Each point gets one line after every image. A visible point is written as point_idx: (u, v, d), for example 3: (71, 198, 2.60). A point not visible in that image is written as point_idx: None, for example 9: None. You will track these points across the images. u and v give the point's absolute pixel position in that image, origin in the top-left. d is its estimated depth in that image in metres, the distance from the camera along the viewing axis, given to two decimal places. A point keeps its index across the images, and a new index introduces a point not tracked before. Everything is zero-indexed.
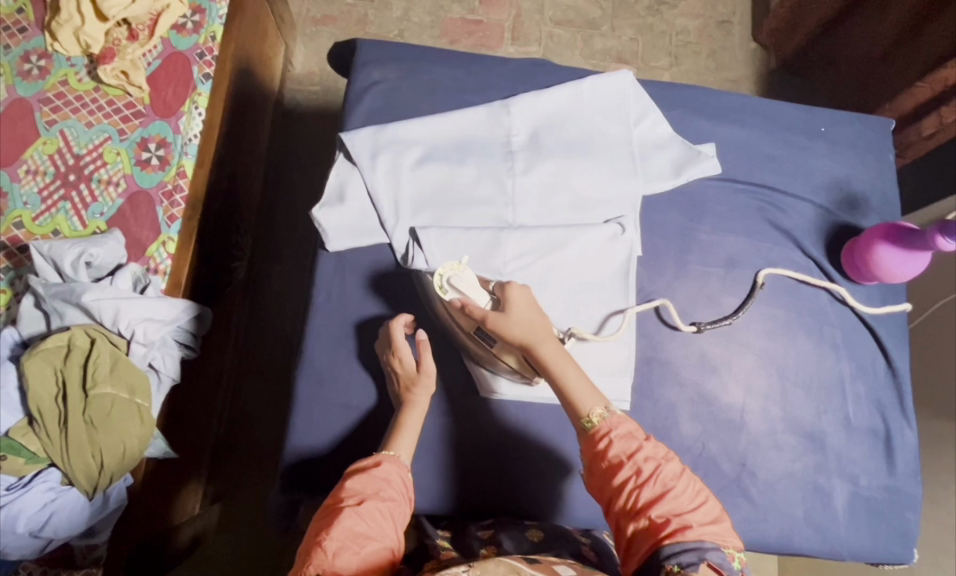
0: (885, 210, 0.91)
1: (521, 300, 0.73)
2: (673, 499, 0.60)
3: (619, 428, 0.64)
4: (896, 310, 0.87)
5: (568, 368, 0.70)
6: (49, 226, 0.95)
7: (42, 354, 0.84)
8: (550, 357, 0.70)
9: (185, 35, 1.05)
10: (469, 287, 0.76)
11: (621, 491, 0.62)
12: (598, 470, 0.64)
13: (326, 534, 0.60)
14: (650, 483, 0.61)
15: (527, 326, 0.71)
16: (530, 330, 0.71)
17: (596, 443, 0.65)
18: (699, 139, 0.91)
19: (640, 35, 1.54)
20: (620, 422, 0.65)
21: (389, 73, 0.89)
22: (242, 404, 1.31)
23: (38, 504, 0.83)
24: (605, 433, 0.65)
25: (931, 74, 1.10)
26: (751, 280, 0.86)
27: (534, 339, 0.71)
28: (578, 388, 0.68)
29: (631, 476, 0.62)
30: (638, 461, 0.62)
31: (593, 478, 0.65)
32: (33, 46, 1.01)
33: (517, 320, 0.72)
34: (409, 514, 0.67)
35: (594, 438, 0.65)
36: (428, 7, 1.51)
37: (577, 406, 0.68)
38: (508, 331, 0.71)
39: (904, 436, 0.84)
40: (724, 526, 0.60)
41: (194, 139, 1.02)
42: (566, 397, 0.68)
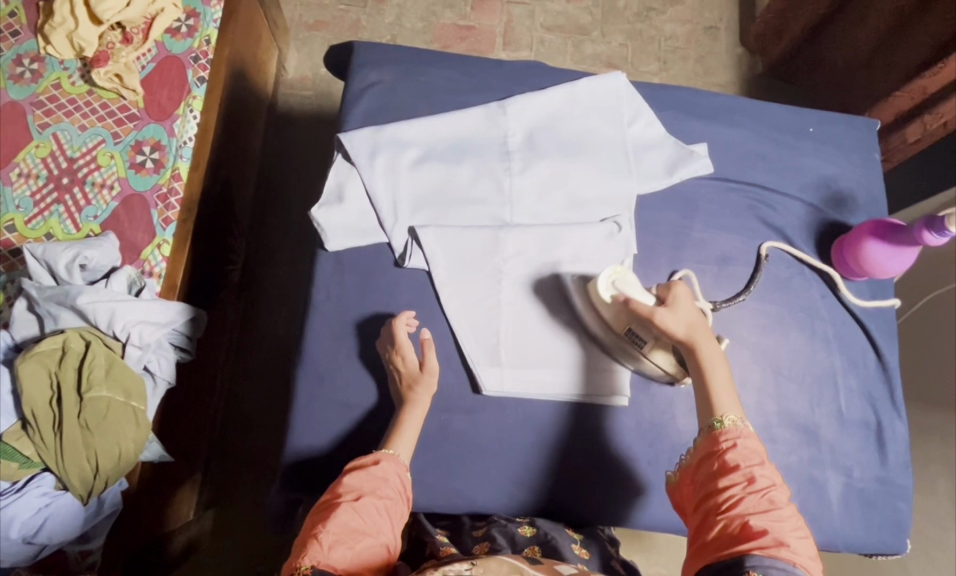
0: (871, 207, 0.93)
1: (684, 297, 0.75)
2: (777, 517, 0.59)
3: (748, 439, 0.64)
4: (885, 305, 0.89)
5: (718, 366, 0.70)
6: (42, 229, 0.95)
7: (37, 357, 0.84)
8: (707, 355, 0.71)
9: (180, 39, 1.05)
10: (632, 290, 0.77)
11: (724, 493, 0.62)
12: (709, 468, 0.64)
13: (322, 527, 0.60)
14: (759, 495, 0.61)
15: (690, 324, 0.73)
16: (693, 325, 0.73)
17: (718, 442, 0.65)
18: (691, 139, 0.92)
19: (629, 40, 1.56)
20: (749, 435, 0.65)
21: (385, 75, 0.90)
22: (238, 407, 1.31)
23: (32, 509, 0.82)
24: (731, 435, 0.65)
25: (909, 83, 1.14)
26: (755, 255, 0.89)
27: (694, 337, 0.72)
28: (722, 389, 0.69)
29: (740, 483, 0.61)
30: (754, 471, 0.62)
31: (699, 474, 0.65)
32: (26, 50, 1.01)
33: (684, 316, 0.73)
34: (404, 513, 0.67)
35: (719, 438, 0.65)
36: (420, 13, 1.52)
37: (712, 403, 0.68)
38: (672, 325, 0.73)
39: (895, 428, 0.86)
40: (814, 562, 0.58)
41: (188, 142, 1.02)
42: (706, 390, 0.69)
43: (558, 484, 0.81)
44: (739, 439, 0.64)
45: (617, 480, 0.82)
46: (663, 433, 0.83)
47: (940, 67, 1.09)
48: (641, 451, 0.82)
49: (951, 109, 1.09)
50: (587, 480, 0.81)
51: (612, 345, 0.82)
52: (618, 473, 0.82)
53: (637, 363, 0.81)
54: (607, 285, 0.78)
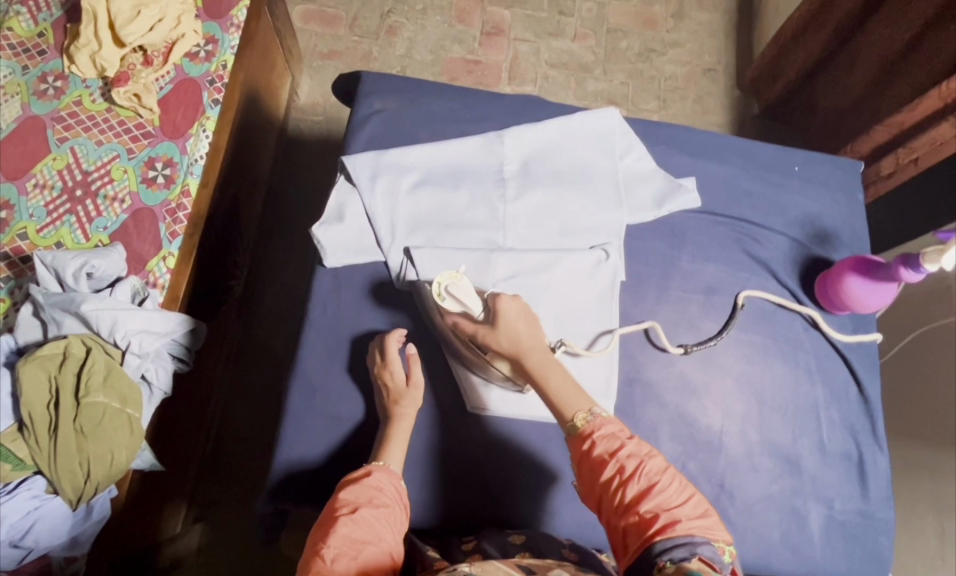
0: (855, 244, 0.96)
1: (511, 310, 0.75)
2: (659, 493, 0.62)
3: (602, 427, 0.67)
4: (868, 340, 0.91)
5: (552, 372, 0.72)
6: (53, 238, 0.98)
7: (38, 361, 0.86)
8: (534, 367, 0.73)
9: (198, 63, 1.11)
10: (466, 297, 0.78)
11: (607, 489, 0.64)
12: (585, 470, 0.66)
13: (324, 543, 0.61)
14: (635, 481, 0.63)
15: (510, 334, 0.74)
16: (518, 339, 0.74)
17: (581, 442, 0.67)
18: (681, 174, 0.96)
19: (630, 79, 1.62)
20: (604, 423, 0.68)
21: (390, 103, 0.95)
22: (230, 421, 1.32)
23: (21, 511, 0.83)
24: (589, 433, 0.67)
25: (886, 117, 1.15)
26: (733, 303, 0.91)
27: (519, 349, 0.74)
28: (564, 394, 0.71)
29: (615, 473, 0.64)
30: (621, 457, 0.64)
31: (582, 479, 0.67)
32: (51, 68, 1.06)
33: (507, 333, 0.74)
34: (403, 520, 0.69)
35: (580, 439, 0.67)
36: (430, 46, 1.59)
37: (562, 411, 0.70)
38: (494, 340, 0.74)
39: (876, 461, 0.86)
40: (712, 519, 0.62)
41: (199, 160, 1.07)
42: (551, 400, 0.71)
43: (540, 502, 0.82)
44: (596, 433, 0.67)
45: None
46: None
47: (915, 104, 1.10)
48: None
49: (923, 145, 1.10)
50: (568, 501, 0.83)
51: (457, 352, 0.83)
52: None
53: (484, 373, 0.82)
54: (441, 291, 0.79)
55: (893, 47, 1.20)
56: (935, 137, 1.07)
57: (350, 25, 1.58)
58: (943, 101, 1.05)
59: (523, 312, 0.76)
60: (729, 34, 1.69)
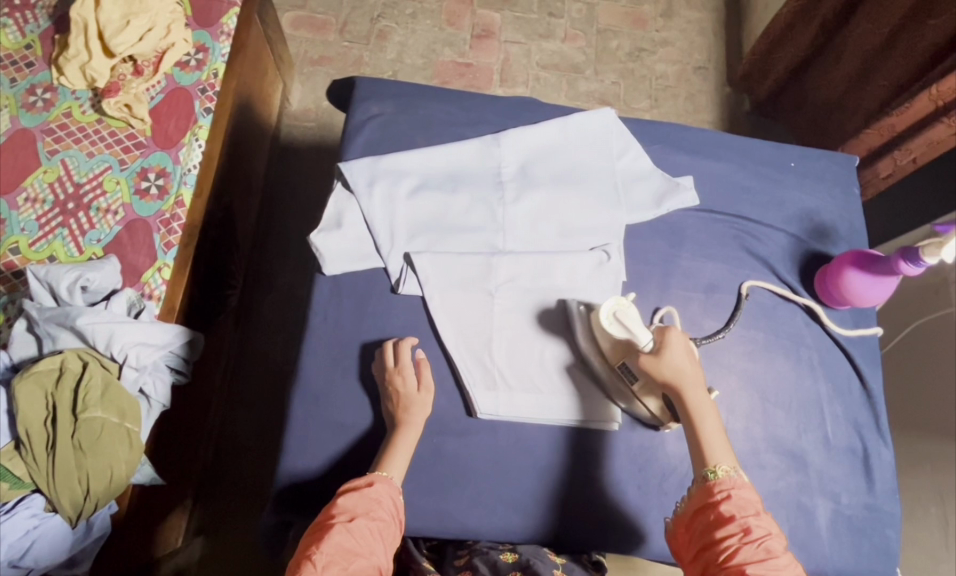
0: (852, 238, 0.97)
1: (678, 343, 0.75)
2: (772, 565, 0.62)
3: (741, 491, 0.67)
4: (869, 333, 0.91)
5: (708, 416, 0.72)
6: (46, 252, 0.97)
7: (33, 377, 0.84)
8: (692, 404, 0.73)
9: (188, 72, 1.10)
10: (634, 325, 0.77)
11: (721, 542, 0.65)
12: (705, 517, 0.67)
13: (316, 548, 0.63)
14: (754, 545, 0.64)
15: (679, 368, 0.74)
16: (681, 373, 0.74)
17: (712, 494, 0.68)
18: (678, 172, 0.96)
19: (622, 79, 1.63)
20: (743, 486, 0.68)
21: (386, 108, 0.95)
22: (230, 432, 1.30)
23: (21, 530, 0.81)
24: (726, 487, 0.68)
25: (878, 121, 1.16)
26: (737, 292, 0.91)
27: (682, 384, 0.73)
28: (714, 439, 0.71)
29: (737, 532, 0.64)
30: (749, 521, 0.65)
31: (695, 524, 0.68)
32: (39, 80, 1.05)
33: (671, 364, 0.74)
34: (397, 536, 0.68)
35: (713, 489, 0.68)
36: (421, 50, 1.59)
37: (706, 455, 0.71)
38: (659, 370, 0.74)
39: (881, 454, 0.87)
40: None
41: (193, 169, 1.06)
42: (699, 441, 0.71)
43: (549, 506, 0.82)
44: (733, 490, 0.67)
45: (607, 505, 0.82)
46: (653, 458, 0.84)
47: (904, 107, 1.11)
48: (631, 474, 0.83)
49: (920, 146, 1.11)
50: (578, 504, 0.82)
51: (612, 379, 0.83)
52: (608, 497, 0.82)
53: (630, 400, 0.83)
54: (609, 316, 0.77)
55: (872, 42, 1.22)
56: (931, 138, 1.08)
57: (340, 30, 1.58)
58: (934, 102, 1.05)
59: (689, 347, 0.76)
60: (718, 32, 1.69)
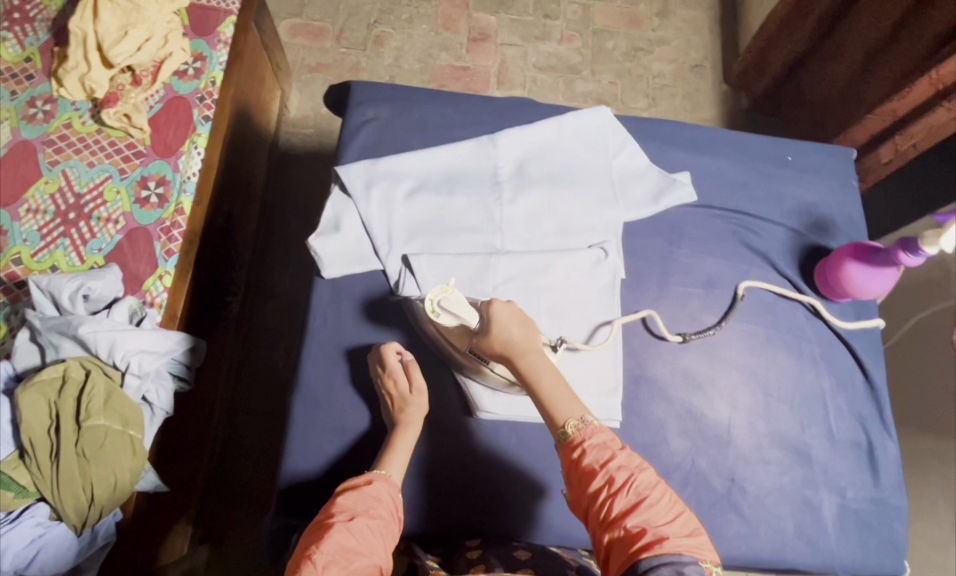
0: (852, 232, 0.96)
1: (505, 314, 0.72)
2: (647, 509, 0.61)
3: (594, 438, 0.65)
4: (870, 326, 0.90)
5: (545, 375, 0.70)
6: (47, 262, 0.97)
7: (36, 386, 0.85)
8: (527, 368, 0.70)
9: (187, 80, 1.11)
10: (458, 308, 0.75)
11: (595, 501, 0.63)
12: (574, 480, 0.65)
13: (317, 547, 0.61)
14: (623, 493, 0.62)
15: (508, 339, 0.71)
16: (509, 344, 0.71)
17: (571, 451, 0.66)
18: (675, 169, 0.96)
19: (619, 79, 1.63)
20: (595, 432, 0.66)
21: (382, 111, 0.95)
22: (234, 438, 1.31)
23: (26, 539, 0.82)
24: (579, 442, 0.65)
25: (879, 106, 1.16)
26: (732, 293, 0.91)
27: (512, 353, 0.71)
28: (555, 398, 0.69)
29: (604, 485, 0.63)
30: (611, 470, 0.63)
31: (572, 487, 0.66)
32: (39, 93, 1.06)
33: (499, 337, 0.71)
34: (397, 532, 0.68)
35: (571, 447, 0.66)
36: (418, 55, 1.59)
37: (554, 416, 0.68)
38: (488, 345, 0.72)
39: (886, 447, 0.86)
40: (701, 538, 0.60)
41: (192, 177, 1.06)
42: (543, 404, 0.69)
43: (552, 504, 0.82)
44: (587, 443, 0.65)
45: None
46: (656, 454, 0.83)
47: (905, 92, 1.10)
48: None
49: (920, 131, 1.11)
50: None
51: (458, 358, 0.81)
52: None
53: (481, 376, 0.81)
54: (433, 305, 0.75)
55: (873, 35, 1.22)
56: (931, 122, 1.08)
57: (337, 37, 1.59)
58: (935, 86, 1.05)
59: (519, 314, 0.73)
60: (714, 30, 1.70)
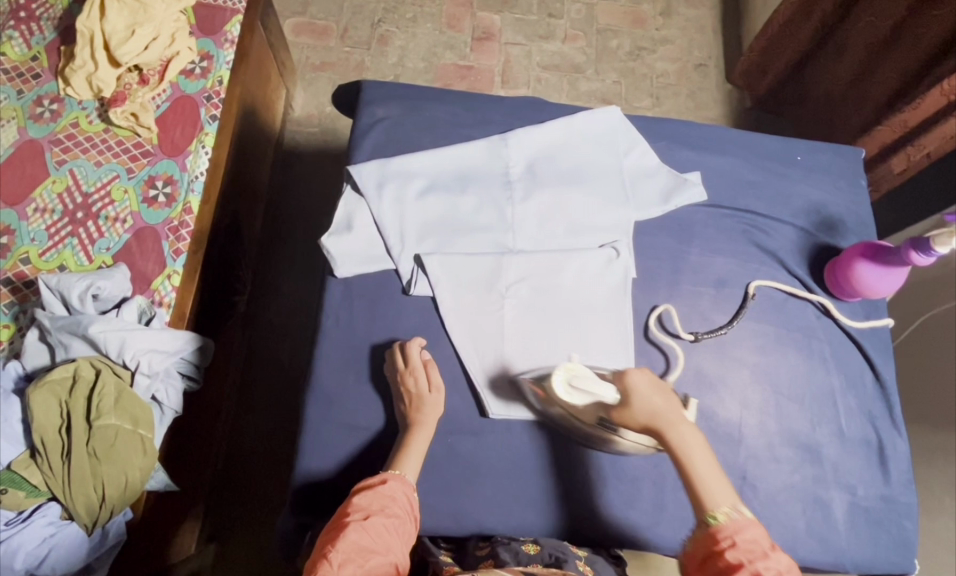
0: (861, 231, 0.97)
1: (641, 384, 0.72)
2: None
3: (745, 531, 0.62)
4: (880, 325, 0.91)
5: (698, 452, 0.69)
6: (56, 261, 0.97)
7: (48, 386, 0.85)
8: (677, 442, 0.69)
9: (193, 80, 1.11)
10: (590, 384, 0.75)
11: None
12: (710, 569, 0.61)
13: (333, 546, 0.62)
14: None
15: (653, 410, 0.71)
16: (654, 416, 0.70)
17: (714, 541, 0.62)
18: (684, 169, 0.97)
19: (622, 78, 1.63)
20: (746, 524, 0.63)
21: (392, 111, 0.95)
22: (241, 438, 1.31)
23: (37, 539, 0.83)
24: (729, 533, 0.62)
25: (890, 118, 1.17)
26: (744, 291, 0.91)
27: (659, 423, 0.70)
28: (708, 478, 0.67)
29: None
30: (759, 566, 0.59)
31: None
32: (46, 92, 1.05)
33: (643, 408, 0.71)
34: (413, 531, 0.69)
35: (716, 537, 0.62)
36: (422, 54, 1.59)
37: (704, 499, 0.66)
38: (631, 417, 0.71)
39: (895, 446, 0.86)
40: None
41: (200, 176, 1.06)
42: (692, 484, 0.68)
43: (565, 503, 0.82)
44: (736, 534, 0.62)
45: (622, 500, 0.82)
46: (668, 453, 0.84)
47: (917, 103, 1.12)
48: (647, 471, 0.83)
49: (933, 140, 1.12)
50: (594, 501, 0.82)
51: (588, 431, 0.80)
52: (623, 493, 0.82)
53: (614, 443, 0.80)
54: (564, 386, 0.76)
55: (876, 36, 1.22)
56: (944, 132, 1.09)
57: (341, 36, 1.59)
58: (946, 97, 1.07)
59: (653, 382, 0.73)
60: (717, 29, 1.70)
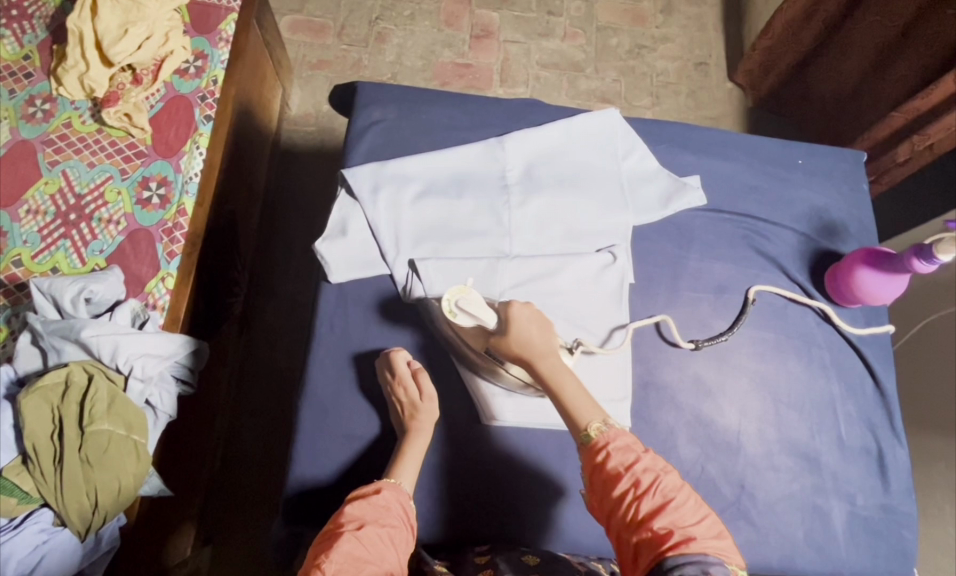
0: (862, 236, 0.96)
1: (523, 317, 0.74)
2: (674, 510, 0.61)
3: (617, 441, 0.66)
4: (880, 332, 0.90)
5: (565, 377, 0.72)
6: (48, 264, 0.96)
7: (40, 391, 0.84)
8: (547, 371, 0.72)
9: (188, 79, 1.09)
10: (476, 308, 0.75)
11: (621, 503, 0.63)
12: (598, 483, 0.65)
13: (326, 556, 0.61)
14: (650, 494, 0.62)
15: (527, 340, 0.73)
16: (528, 347, 0.73)
17: (595, 454, 0.66)
18: (684, 172, 0.95)
19: (622, 77, 1.62)
20: (617, 435, 0.67)
21: (389, 113, 0.94)
22: (237, 441, 1.30)
23: (28, 546, 0.81)
24: (602, 445, 0.66)
25: (902, 104, 1.14)
26: (744, 296, 0.90)
27: (532, 354, 0.73)
28: (577, 403, 0.70)
29: (630, 487, 0.63)
30: (636, 471, 0.63)
31: (594, 491, 0.66)
32: (38, 91, 1.04)
33: (519, 338, 0.73)
34: (409, 541, 0.68)
35: (594, 451, 0.66)
36: (420, 52, 1.58)
37: (576, 419, 0.69)
38: (507, 347, 0.73)
39: (896, 454, 0.86)
40: (727, 543, 0.60)
41: (194, 178, 1.04)
42: (564, 407, 0.71)
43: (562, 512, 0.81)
44: (610, 445, 0.66)
45: None
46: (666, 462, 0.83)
47: (930, 90, 1.09)
48: None
49: (938, 132, 1.10)
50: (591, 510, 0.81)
51: (473, 359, 0.81)
52: None
53: (498, 377, 0.81)
54: (451, 307, 0.76)
55: (886, 35, 1.21)
56: (949, 124, 1.07)
57: (338, 34, 1.57)
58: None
59: (537, 316, 0.75)
60: (718, 27, 1.68)
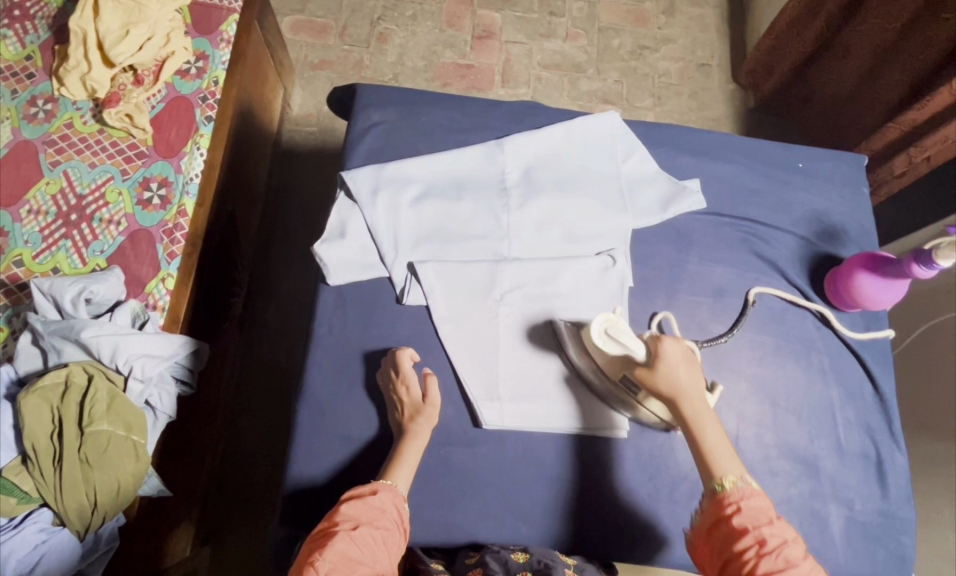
0: (862, 240, 0.95)
1: (673, 354, 0.73)
2: None
3: (751, 500, 0.65)
4: (880, 337, 0.90)
5: (709, 424, 0.70)
6: (49, 264, 0.96)
7: (40, 391, 0.84)
8: (691, 414, 0.70)
9: (189, 80, 1.09)
10: (625, 337, 0.75)
11: (739, 558, 0.61)
12: (719, 535, 0.64)
13: (319, 555, 0.61)
14: (774, 556, 0.61)
15: (675, 381, 0.72)
16: (677, 386, 0.71)
17: (722, 506, 0.65)
18: (684, 175, 0.95)
19: (624, 77, 1.61)
20: (753, 493, 0.65)
21: (388, 115, 0.94)
22: (237, 440, 1.30)
23: (28, 546, 0.81)
24: (734, 499, 0.65)
25: (897, 117, 1.14)
26: (744, 298, 0.90)
27: (678, 393, 0.71)
28: (716, 450, 0.69)
29: (754, 545, 0.61)
30: (763, 532, 0.62)
31: (711, 540, 0.65)
32: (40, 91, 1.04)
33: (668, 376, 0.72)
34: (401, 544, 0.68)
35: (723, 502, 0.65)
36: (421, 52, 1.58)
37: (710, 466, 0.68)
38: (654, 384, 0.72)
39: (894, 459, 0.85)
40: None
41: (195, 178, 1.05)
42: (702, 452, 0.69)
43: (559, 515, 0.81)
44: (742, 501, 0.64)
45: (616, 512, 0.81)
46: (662, 466, 0.83)
47: (926, 102, 1.09)
48: (641, 483, 0.82)
49: (936, 143, 1.09)
50: (588, 514, 0.81)
51: (610, 393, 0.82)
52: (618, 505, 0.81)
53: (634, 410, 0.82)
54: (601, 334, 0.75)
55: (884, 37, 1.21)
56: (947, 135, 1.06)
57: (340, 34, 1.57)
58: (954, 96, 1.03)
59: (686, 355, 0.74)
60: (721, 28, 1.68)
